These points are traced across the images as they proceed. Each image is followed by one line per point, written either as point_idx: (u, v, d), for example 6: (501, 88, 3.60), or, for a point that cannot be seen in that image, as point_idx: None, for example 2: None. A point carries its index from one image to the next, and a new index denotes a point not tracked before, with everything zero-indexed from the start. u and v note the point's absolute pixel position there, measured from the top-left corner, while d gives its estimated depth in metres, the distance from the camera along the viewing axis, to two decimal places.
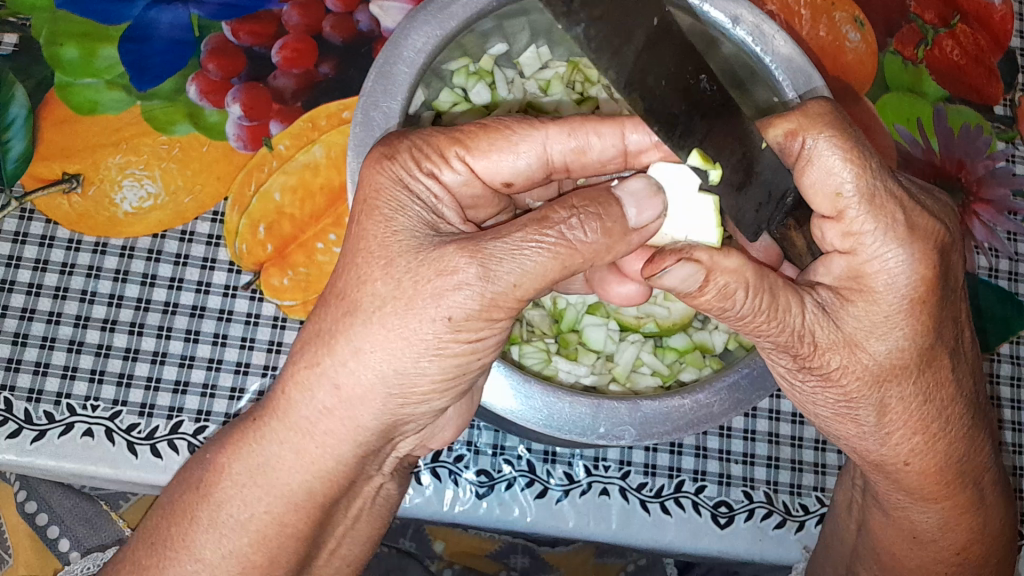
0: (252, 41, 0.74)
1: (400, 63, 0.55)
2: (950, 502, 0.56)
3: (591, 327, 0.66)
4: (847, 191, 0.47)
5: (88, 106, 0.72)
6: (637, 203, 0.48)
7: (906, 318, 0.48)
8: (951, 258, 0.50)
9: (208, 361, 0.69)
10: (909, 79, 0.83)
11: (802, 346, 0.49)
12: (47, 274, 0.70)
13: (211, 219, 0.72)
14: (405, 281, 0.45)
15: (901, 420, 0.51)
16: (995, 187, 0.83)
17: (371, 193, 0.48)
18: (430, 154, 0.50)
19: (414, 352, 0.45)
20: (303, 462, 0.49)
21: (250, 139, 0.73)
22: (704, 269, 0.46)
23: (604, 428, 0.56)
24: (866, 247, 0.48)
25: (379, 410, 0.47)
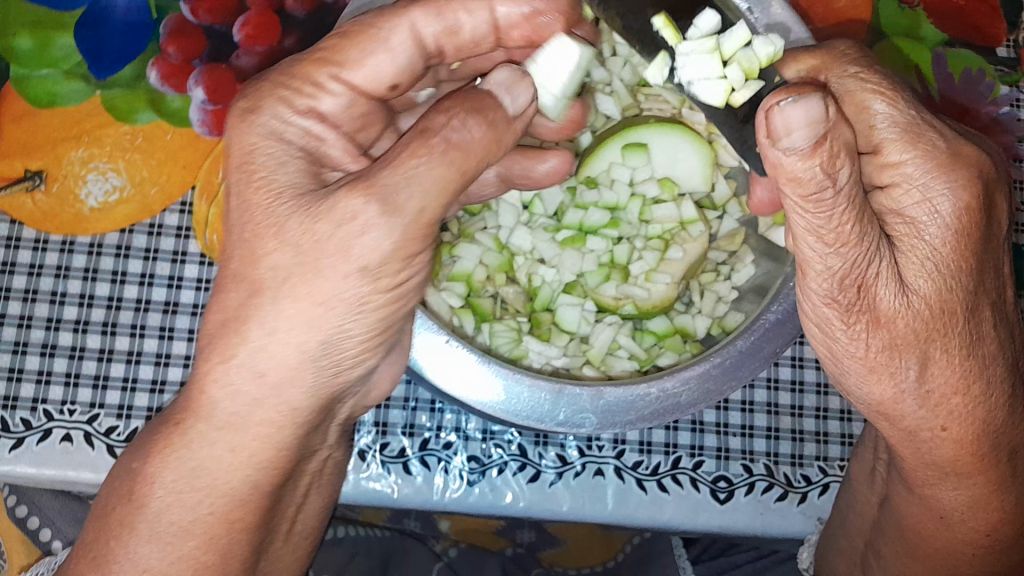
0: (212, 20, 0.70)
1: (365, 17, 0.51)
2: (983, 477, 0.52)
3: (565, 308, 0.64)
4: (881, 122, 0.47)
5: (46, 98, 0.70)
6: (508, 90, 0.47)
7: (950, 250, 0.46)
8: (996, 196, 0.48)
9: (185, 357, 0.67)
10: (906, 24, 0.79)
11: (864, 272, 0.45)
12: (15, 277, 0.68)
13: (179, 210, 0.69)
14: (304, 245, 0.44)
15: (942, 377, 0.48)
16: (999, 134, 0.79)
17: (246, 154, 0.47)
18: (300, 87, 0.49)
19: (336, 316, 0.45)
20: (241, 459, 0.47)
21: (215, 123, 0.70)
22: (822, 129, 0.41)
23: (563, 415, 0.54)
24: (906, 177, 0.46)
25: (319, 379, 0.47)
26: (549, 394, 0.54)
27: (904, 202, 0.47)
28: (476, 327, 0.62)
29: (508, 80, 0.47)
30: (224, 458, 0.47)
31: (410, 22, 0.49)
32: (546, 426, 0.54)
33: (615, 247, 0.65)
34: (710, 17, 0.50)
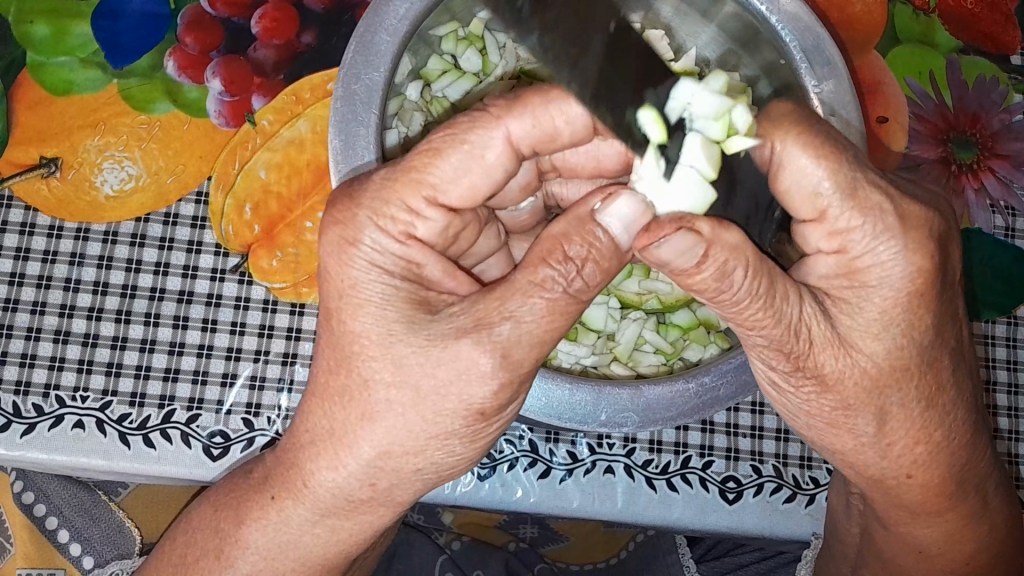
0: (230, 12, 0.70)
1: (381, 32, 0.51)
2: (951, 515, 0.55)
3: (590, 309, 0.64)
4: (824, 189, 0.44)
5: (63, 86, 0.70)
6: (624, 224, 0.44)
7: (900, 314, 0.45)
8: (946, 247, 0.47)
9: (198, 347, 0.67)
10: (921, 29, 0.79)
11: (798, 343, 0.46)
12: (29, 263, 0.68)
13: (196, 200, 0.70)
14: (428, 399, 0.45)
15: (902, 432, 0.49)
16: (1011, 142, 0.79)
17: (346, 286, 0.46)
18: (393, 210, 0.45)
19: (448, 440, 0.46)
20: (336, 537, 0.51)
21: (232, 115, 0.70)
22: (704, 242, 0.42)
23: (604, 415, 0.54)
24: (855, 245, 0.45)
25: (418, 491, 0.49)
26: (589, 398, 0.54)
27: (857, 265, 0.45)
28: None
29: (631, 211, 0.44)
30: (320, 536, 0.51)
31: (504, 129, 0.45)
32: (589, 428, 0.54)
33: None
34: (690, 89, 0.45)
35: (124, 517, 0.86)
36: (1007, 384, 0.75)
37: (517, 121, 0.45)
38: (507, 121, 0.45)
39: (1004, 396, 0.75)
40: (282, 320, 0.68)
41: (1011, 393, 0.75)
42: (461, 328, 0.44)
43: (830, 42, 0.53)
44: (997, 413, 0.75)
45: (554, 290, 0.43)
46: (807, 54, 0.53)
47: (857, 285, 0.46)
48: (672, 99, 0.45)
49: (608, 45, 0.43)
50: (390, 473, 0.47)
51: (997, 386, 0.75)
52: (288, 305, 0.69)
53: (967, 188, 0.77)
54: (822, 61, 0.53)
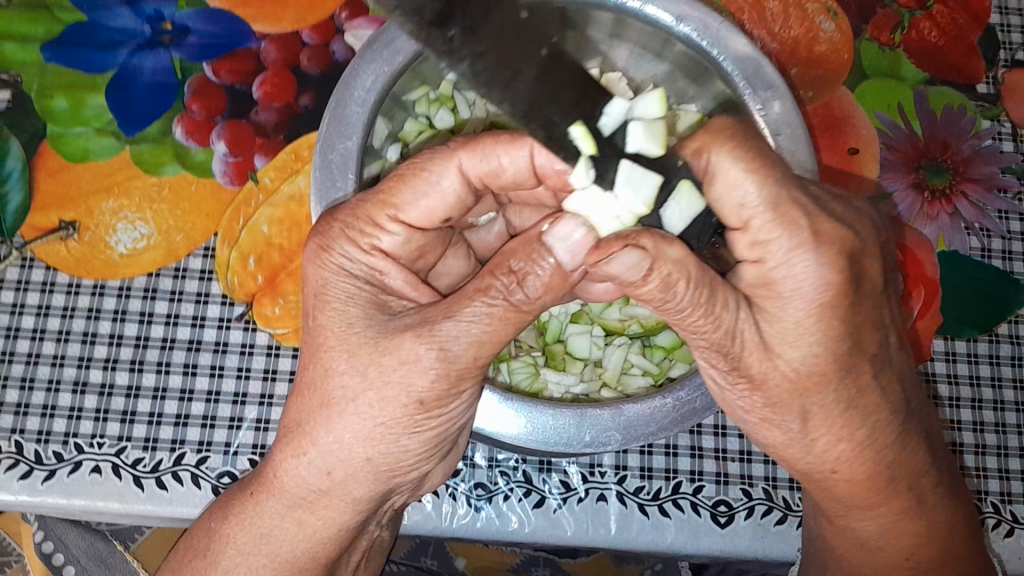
0: (232, 78, 0.77)
1: (352, 104, 0.56)
2: (889, 508, 0.56)
3: (574, 337, 0.67)
4: (750, 202, 0.47)
5: (80, 154, 0.75)
6: (569, 249, 0.47)
7: (817, 323, 0.47)
8: (863, 260, 0.49)
9: (207, 393, 0.71)
10: (887, 64, 0.83)
11: (733, 346, 0.49)
12: (49, 319, 0.73)
13: (202, 254, 0.74)
14: (372, 374, 0.48)
15: (825, 429, 0.51)
16: (982, 165, 0.82)
17: (320, 287, 0.51)
18: (362, 227, 0.50)
19: (392, 433, 0.49)
20: (304, 532, 0.53)
21: (236, 174, 0.76)
22: (649, 257, 0.45)
23: (588, 436, 0.56)
24: (772, 255, 0.47)
25: (372, 485, 0.52)
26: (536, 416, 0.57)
27: (773, 277, 0.48)
28: (495, 367, 0.66)
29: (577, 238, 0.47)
30: (288, 529, 0.54)
31: (456, 162, 0.49)
32: (575, 450, 0.56)
33: None
34: (620, 106, 0.48)
35: (138, 568, 0.90)
36: (992, 400, 0.76)
37: (468, 156, 0.49)
38: (460, 153, 0.49)
39: (991, 413, 0.76)
40: (285, 364, 0.72)
41: (998, 409, 0.76)
42: (411, 324, 0.48)
43: (770, 67, 0.57)
44: (984, 429, 0.76)
45: (496, 297, 0.46)
46: (750, 81, 0.57)
47: (776, 296, 0.48)
48: (604, 115, 0.48)
49: (543, 65, 0.45)
50: (341, 462, 0.50)
51: (983, 403, 0.77)
52: (290, 349, 0.73)
53: (941, 213, 0.80)
54: (763, 86, 0.57)
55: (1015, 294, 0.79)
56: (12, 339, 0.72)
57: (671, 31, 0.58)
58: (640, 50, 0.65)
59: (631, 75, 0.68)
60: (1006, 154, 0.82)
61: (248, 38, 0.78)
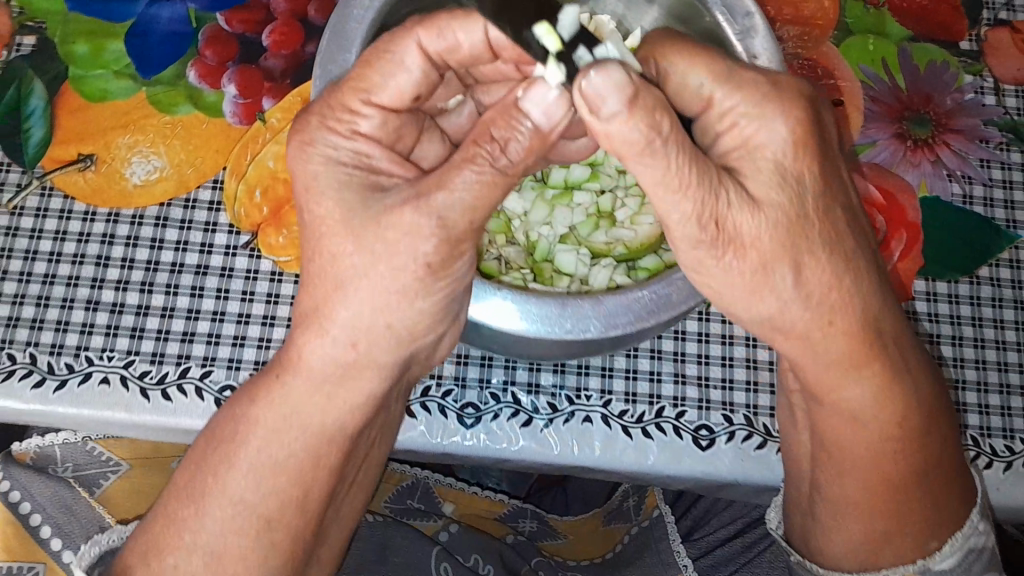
0: (244, 28, 0.82)
1: (350, 21, 0.60)
2: (876, 368, 0.55)
3: (562, 255, 0.70)
4: (714, 94, 0.52)
5: (99, 94, 0.80)
6: (544, 110, 0.51)
7: (791, 161, 0.50)
8: (822, 120, 0.53)
9: (212, 313, 0.75)
10: (872, 22, 0.86)
11: (714, 208, 0.48)
12: (66, 243, 0.77)
13: (212, 187, 0.78)
14: (377, 250, 0.52)
15: (817, 274, 0.51)
16: (965, 117, 0.84)
17: (308, 180, 0.54)
18: (339, 112, 0.54)
19: (404, 296, 0.53)
20: (326, 404, 0.56)
21: (245, 114, 0.80)
22: (631, 87, 0.44)
23: (569, 324, 0.58)
24: (748, 124, 0.51)
25: (393, 351, 0.56)
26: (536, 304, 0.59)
27: (749, 140, 0.51)
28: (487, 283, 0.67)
29: (552, 101, 0.50)
30: (316, 402, 0.56)
31: (415, 40, 0.54)
32: (559, 338, 0.58)
33: (599, 199, 0.72)
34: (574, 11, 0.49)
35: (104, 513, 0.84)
36: (973, 338, 0.78)
37: (425, 34, 0.54)
38: (418, 32, 0.54)
39: (971, 350, 0.78)
40: (287, 288, 0.76)
41: (978, 346, 0.78)
42: (406, 199, 0.52)
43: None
44: (965, 365, 0.78)
45: (483, 165, 0.50)
46: (728, 8, 0.61)
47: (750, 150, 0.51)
48: (562, 18, 0.49)
49: None
50: (367, 333, 0.54)
51: (964, 340, 0.78)
52: (293, 276, 0.76)
53: (924, 161, 0.82)
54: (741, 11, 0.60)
55: (997, 242, 0.81)
56: (30, 261, 0.76)
57: None
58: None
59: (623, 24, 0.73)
60: (988, 107, 0.85)
61: None
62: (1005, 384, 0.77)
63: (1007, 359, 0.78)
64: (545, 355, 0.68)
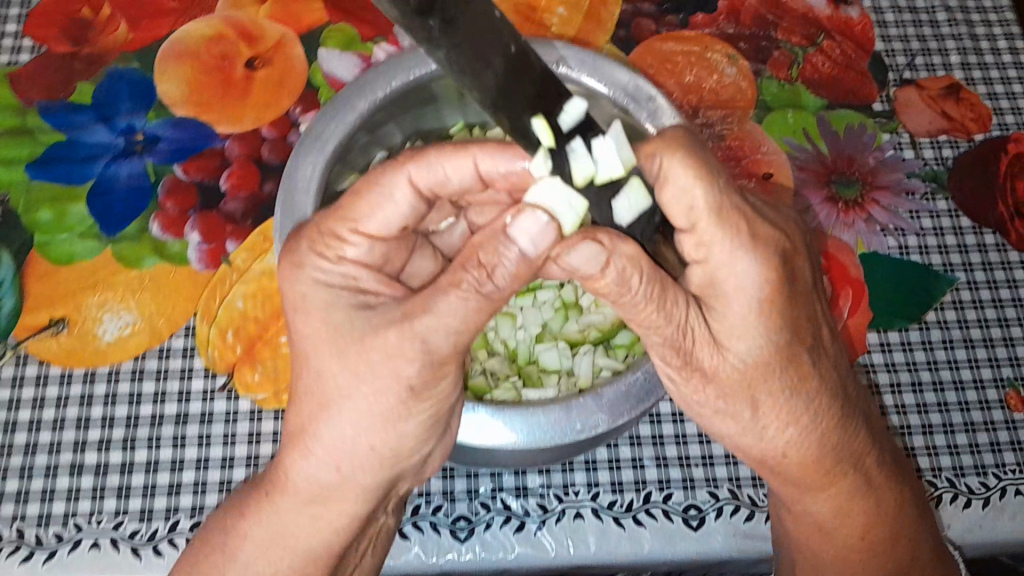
0: (202, 176, 0.86)
1: (298, 192, 0.63)
2: (835, 489, 0.60)
3: (544, 353, 0.72)
4: (699, 206, 0.54)
5: (65, 256, 0.82)
6: (532, 239, 0.51)
7: (757, 319, 0.54)
8: (794, 262, 0.56)
9: (196, 460, 0.76)
10: (788, 96, 0.92)
11: (685, 340, 0.55)
12: (44, 409, 0.78)
13: (184, 334, 0.80)
14: (363, 369, 0.53)
15: (772, 415, 0.57)
16: (889, 174, 0.90)
17: (297, 299, 0.56)
18: (328, 240, 0.57)
19: (392, 419, 0.55)
20: (319, 525, 0.58)
21: (210, 259, 0.83)
22: (606, 251, 0.52)
23: (579, 423, 0.60)
24: (716, 254, 0.55)
25: (376, 472, 0.57)
26: (522, 425, 0.60)
27: (715, 272, 0.55)
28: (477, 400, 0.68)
29: (536, 229, 0.51)
30: (303, 524, 0.58)
31: (405, 173, 0.56)
32: (572, 438, 0.60)
33: (562, 292, 0.75)
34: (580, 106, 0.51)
35: None
36: (932, 382, 0.82)
37: (416, 167, 0.56)
38: (408, 167, 0.56)
39: (932, 395, 0.81)
40: (267, 426, 0.77)
41: (938, 390, 0.82)
42: (391, 320, 0.53)
43: (648, 85, 0.67)
44: (929, 410, 0.81)
45: (467, 289, 0.51)
46: (632, 97, 0.67)
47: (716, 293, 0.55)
48: (564, 112, 0.51)
49: (508, 59, 0.45)
50: (348, 454, 0.56)
51: (924, 385, 0.82)
52: (271, 412, 0.78)
53: (857, 220, 0.87)
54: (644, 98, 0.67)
55: (941, 284, 0.85)
56: (11, 433, 0.77)
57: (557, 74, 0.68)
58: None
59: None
60: (908, 161, 0.90)
61: (212, 139, 0.87)
62: (971, 422, 0.80)
63: (968, 398, 0.82)
64: (527, 462, 0.70)
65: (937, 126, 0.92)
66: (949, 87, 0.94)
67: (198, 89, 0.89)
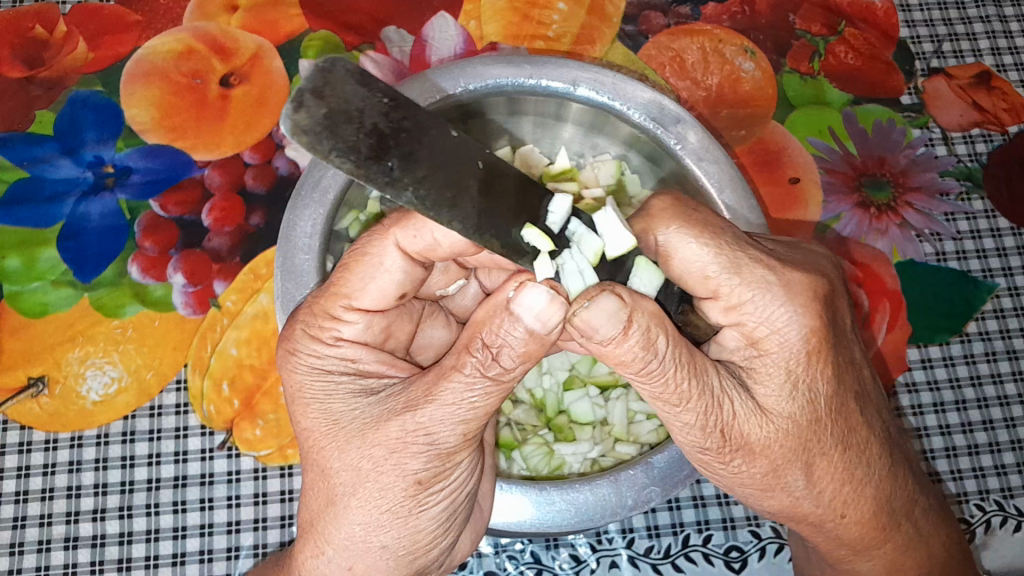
0: (181, 210, 0.78)
1: (298, 254, 0.57)
2: (888, 546, 0.55)
3: (574, 404, 0.67)
4: (713, 272, 0.48)
5: (39, 308, 0.75)
6: (538, 317, 0.45)
7: (804, 370, 0.48)
8: (834, 304, 0.50)
9: (200, 526, 0.71)
10: (811, 92, 0.85)
11: (722, 414, 0.47)
12: (31, 479, 0.72)
13: (176, 388, 0.74)
14: (363, 467, 0.48)
15: (827, 477, 0.50)
16: (921, 173, 0.84)
17: (296, 390, 0.52)
18: (320, 321, 0.52)
19: (403, 513, 0.49)
20: None
21: (197, 303, 0.76)
22: (626, 307, 0.44)
23: (631, 500, 0.57)
24: (751, 315, 0.48)
25: (392, 570, 0.52)
26: (564, 504, 0.57)
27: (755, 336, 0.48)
28: (506, 457, 0.66)
29: (543, 308, 0.45)
30: None
31: (392, 240, 0.50)
32: (623, 516, 0.57)
33: None
34: (566, 203, 0.47)
35: None
36: (976, 399, 0.78)
37: (402, 232, 0.50)
38: (394, 233, 0.50)
39: (976, 412, 0.77)
40: (273, 484, 0.72)
41: (982, 407, 0.77)
42: (392, 410, 0.48)
43: (671, 101, 0.61)
44: (973, 429, 0.77)
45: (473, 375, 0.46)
46: (657, 120, 0.61)
47: (762, 352, 0.48)
48: (550, 213, 0.46)
49: (484, 182, 0.43)
50: (362, 556, 0.50)
51: (967, 403, 0.78)
52: (277, 469, 0.72)
53: (891, 226, 0.82)
54: (671, 120, 0.61)
55: (979, 294, 0.81)
56: None
57: (563, 96, 0.62)
58: (542, 119, 0.68)
59: (540, 143, 0.72)
60: (941, 158, 0.85)
61: (189, 169, 0.79)
62: (1017, 440, 0.76)
63: (1011, 413, 0.78)
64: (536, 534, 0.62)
65: (968, 118, 0.87)
66: (980, 75, 0.89)
67: (168, 112, 0.81)
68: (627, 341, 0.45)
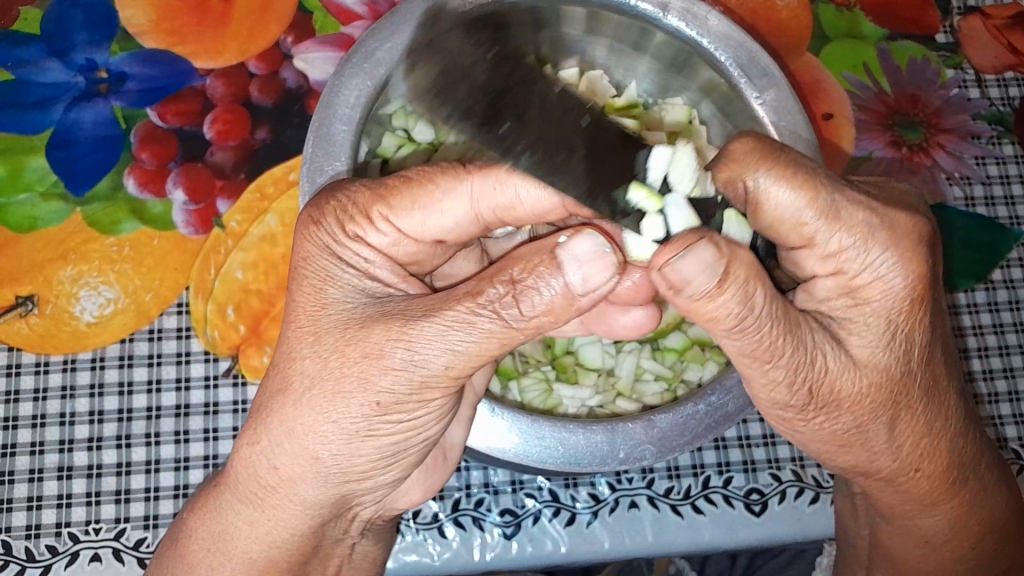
0: (181, 121, 0.72)
1: (336, 123, 0.54)
2: (955, 501, 0.54)
3: (585, 347, 0.65)
4: (808, 217, 0.43)
5: (27, 222, 0.70)
6: (580, 269, 0.42)
7: (906, 319, 0.45)
8: (934, 248, 0.47)
9: (204, 458, 0.67)
10: (846, 25, 0.82)
11: (814, 371, 0.45)
12: (21, 404, 0.67)
13: (177, 311, 0.69)
14: (331, 362, 0.44)
15: (908, 431, 0.49)
16: (953, 115, 0.82)
17: (300, 262, 0.48)
18: (353, 215, 0.47)
19: (346, 433, 0.45)
20: None
21: (199, 222, 0.71)
22: (724, 258, 0.41)
23: (622, 453, 0.54)
24: (850, 259, 0.44)
25: (323, 488, 0.47)
26: (554, 441, 0.54)
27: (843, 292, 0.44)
28: (504, 385, 0.63)
29: (586, 257, 0.42)
30: None
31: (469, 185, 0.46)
32: (609, 469, 0.54)
33: None
34: (664, 154, 0.45)
35: None
36: (998, 346, 0.77)
37: (480, 181, 0.46)
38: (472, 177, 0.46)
39: (998, 359, 0.76)
40: None
41: (1004, 355, 0.77)
42: (387, 317, 0.44)
43: (763, 54, 0.57)
44: (994, 377, 0.76)
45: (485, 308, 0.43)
46: (744, 69, 0.57)
47: (859, 301, 0.45)
48: (650, 169, 0.45)
49: (589, 145, 0.44)
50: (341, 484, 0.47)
51: (989, 350, 0.77)
52: None
53: (921, 168, 0.80)
54: (759, 73, 0.57)
55: (1004, 241, 0.79)
56: None
57: (651, 22, 0.59)
58: (619, 44, 0.64)
59: (611, 73, 0.69)
60: (974, 101, 0.82)
61: (189, 77, 0.73)
62: None
63: None
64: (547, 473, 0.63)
65: (1003, 61, 0.84)
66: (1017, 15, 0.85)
67: (166, 15, 0.75)
68: (721, 292, 0.42)
